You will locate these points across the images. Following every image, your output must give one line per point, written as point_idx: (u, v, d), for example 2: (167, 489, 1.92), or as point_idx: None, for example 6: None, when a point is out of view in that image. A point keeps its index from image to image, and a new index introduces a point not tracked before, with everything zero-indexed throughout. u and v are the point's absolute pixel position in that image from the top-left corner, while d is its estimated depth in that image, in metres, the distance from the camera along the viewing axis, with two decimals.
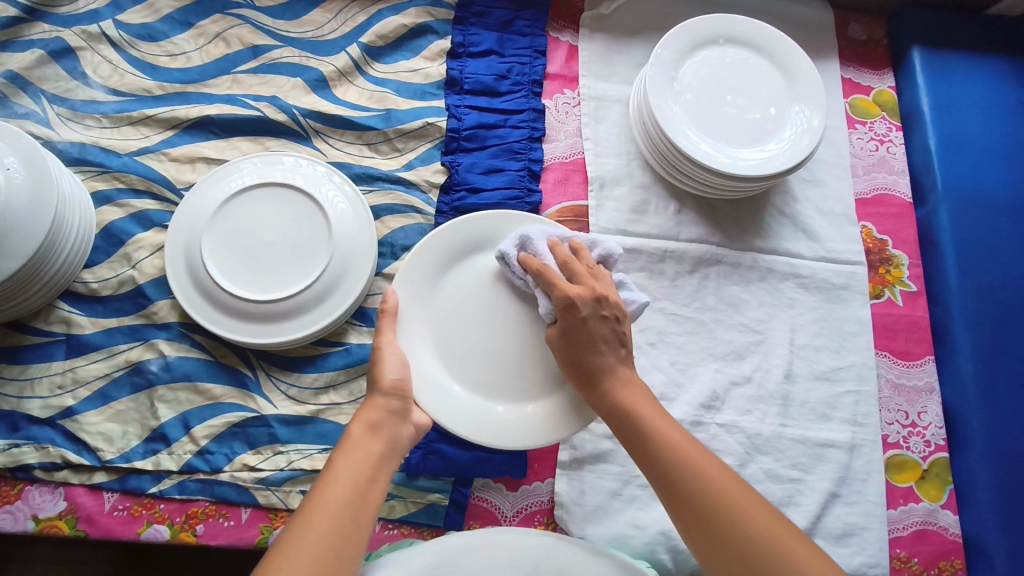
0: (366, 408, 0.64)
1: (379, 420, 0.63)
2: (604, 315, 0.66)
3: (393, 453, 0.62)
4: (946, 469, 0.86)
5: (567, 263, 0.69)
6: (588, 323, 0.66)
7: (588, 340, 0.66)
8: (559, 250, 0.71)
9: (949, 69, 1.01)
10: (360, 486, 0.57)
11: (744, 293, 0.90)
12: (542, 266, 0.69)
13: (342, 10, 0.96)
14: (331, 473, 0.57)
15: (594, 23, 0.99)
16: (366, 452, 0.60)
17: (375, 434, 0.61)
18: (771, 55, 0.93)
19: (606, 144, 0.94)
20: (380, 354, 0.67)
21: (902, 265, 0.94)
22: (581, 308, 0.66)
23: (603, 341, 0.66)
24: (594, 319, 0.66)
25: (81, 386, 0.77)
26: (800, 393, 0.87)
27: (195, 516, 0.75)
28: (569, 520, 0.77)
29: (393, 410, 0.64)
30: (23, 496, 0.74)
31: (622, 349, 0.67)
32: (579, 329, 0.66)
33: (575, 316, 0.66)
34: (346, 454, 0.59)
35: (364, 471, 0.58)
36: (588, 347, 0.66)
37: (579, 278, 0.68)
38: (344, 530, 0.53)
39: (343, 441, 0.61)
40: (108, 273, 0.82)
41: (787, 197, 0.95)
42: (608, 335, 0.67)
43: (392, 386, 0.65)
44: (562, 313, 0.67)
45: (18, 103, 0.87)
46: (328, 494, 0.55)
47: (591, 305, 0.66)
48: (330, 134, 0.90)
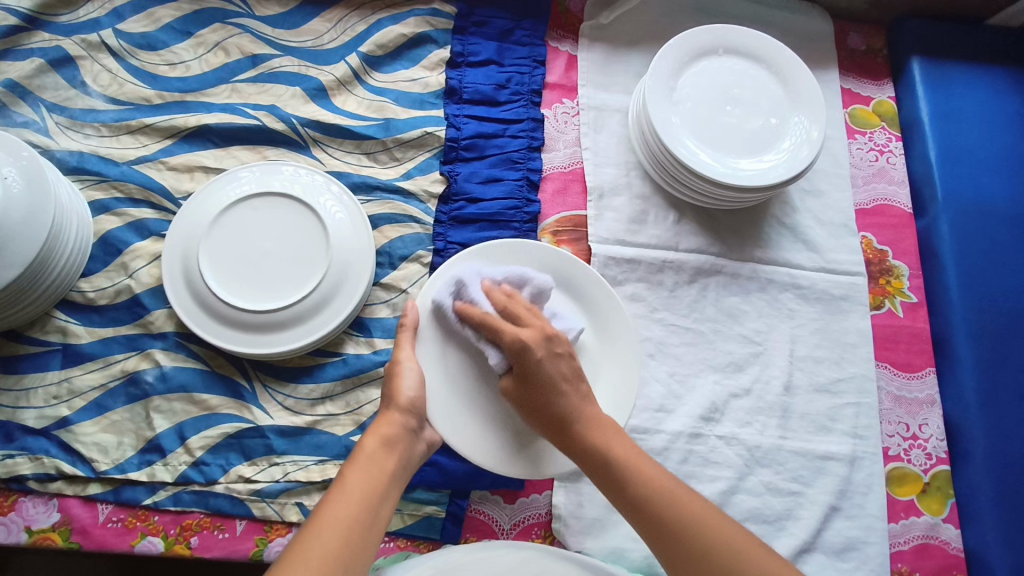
0: (381, 423, 0.64)
1: (394, 436, 0.63)
2: (558, 352, 0.65)
3: (405, 471, 0.62)
4: (947, 483, 0.85)
5: (506, 308, 0.67)
6: (544, 364, 0.64)
7: (546, 375, 0.64)
8: (495, 297, 0.68)
9: (950, 80, 1.01)
10: (373, 498, 0.57)
11: (743, 304, 0.89)
12: (483, 315, 0.67)
13: (342, 19, 0.96)
14: (345, 484, 0.58)
15: (594, 32, 0.99)
16: (380, 467, 0.60)
17: (389, 450, 0.61)
18: (770, 65, 0.93)
19: (605, 154, 0.94)
20: (395, 371, 0.67)
21: (903, 276, 0.94)
22: (536, 350, 0.64)
23: (562, 377, 0.64)
24: (548, 359, 0.64)
25: (77, 396, 0.77)
26: (800, 405, 0.86)
27: (189, 528, 0.74)
28: (567, 533, 0.76)
29: (408, 426, 0.64)
30: (17, 507, 0.73)
31: (579, 380, 0.65)
32: (535, 371, 0.64)
33: (529, 359, 0.64)
34: (359, 467, 0.59)
35: (376, 486, 0.58)
36: (546, 385, 0.64)
37: (525, 320, 0.66)
38: (356, 540, 0.53)
39: (358, 453, 0.61)
40: (105, 282, 0.81)
41: (787, 207, 0.94)
42: (563, 371, 0.65)
43: (408, 402, 0.65)
44: (515, 359, 0.64)
45: (17, 112, 0.87)
46: (343, 504, 0.55)
47: (543, 343, 0.65)
48: (329, 143, 0.90)
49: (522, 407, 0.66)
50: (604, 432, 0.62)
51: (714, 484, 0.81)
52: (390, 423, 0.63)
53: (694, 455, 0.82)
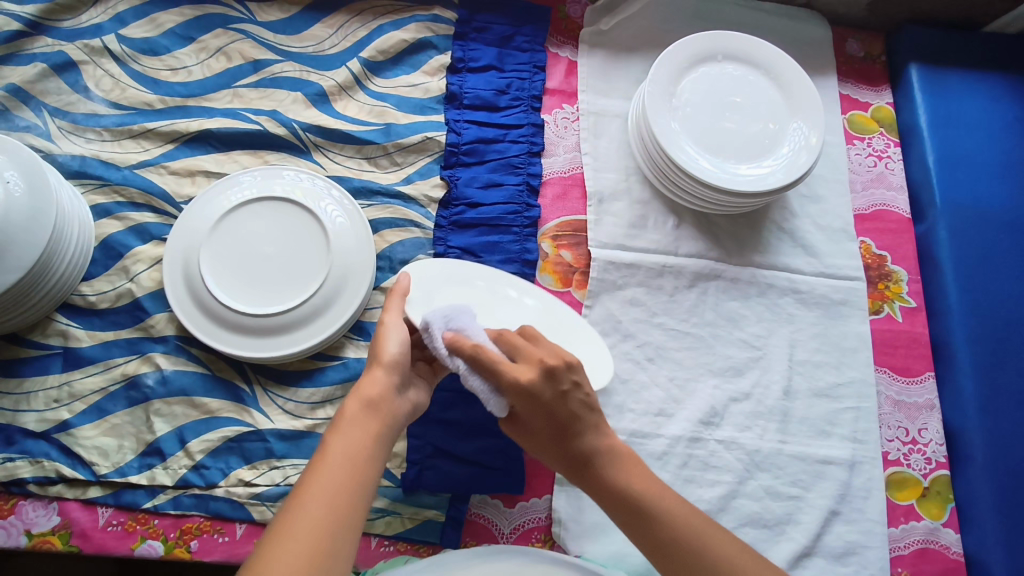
0: (365, 383, 0.60)
1: (379, 396, 0.59)
2: (573, 383, 0.60)
3: (389, 431, 0.59)
4: (947, 487, 0.85)
5: (504, 339, 0.62)
6: (554, 406, 0.59)
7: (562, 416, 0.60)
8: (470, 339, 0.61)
9: (948, 86, 1.01)
10: (356, 467, 0.54)
11: (742, 309, 0.90)
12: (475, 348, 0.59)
13: (343, 25, 0.96)
14: (325, 454, 0.54)
15: (594, 38, 1.00)
16: (363, 431, 0.56)
17: (373, 412, 0.58)
18: (768, 71, 0.94)
19: (605, 159, 0.94)
20: (383, 329, 0.64)
21: (901, 281, 0.94)
22: (543, 391, 0.59)
23: (574, 416, 0.61)
24: (558, 399, 0.60)
25: (78, 399, 0.77)
26: (799, 410, 0.86)
27: (189, 531, 0.74)
28: (566, 537, 0.76)
29: (392, 383, 0.60)
30: (16, 510, 0.73)
31: (591, 413, 0.62)
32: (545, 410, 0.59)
33: (537, 402, 0.59)
34: (340, 434, 0.56)
35: (356, 452, 0.55)
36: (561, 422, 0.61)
37: (523, 356, 0.61)
38: (339, 517, 0.51)
39: (338, 419, 0.57)
40: (106, 285, 0.82)
41: (786, 212, 0.95)
42: (575, 408, 0.61)
43: (395, 359, 0.62)
44: (520, 401, 0.59)
45: (19, 117, 0.87)
46: (321, 479, 0.52)
47: (546, 383, 0.59)
48: (330, 148, 0.91)
49: (534, 444, 0.64)
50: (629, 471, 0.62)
51: (713, 488, 0.81)
52: (373, 382, 0.60)
53: (693, 460, 0.82)
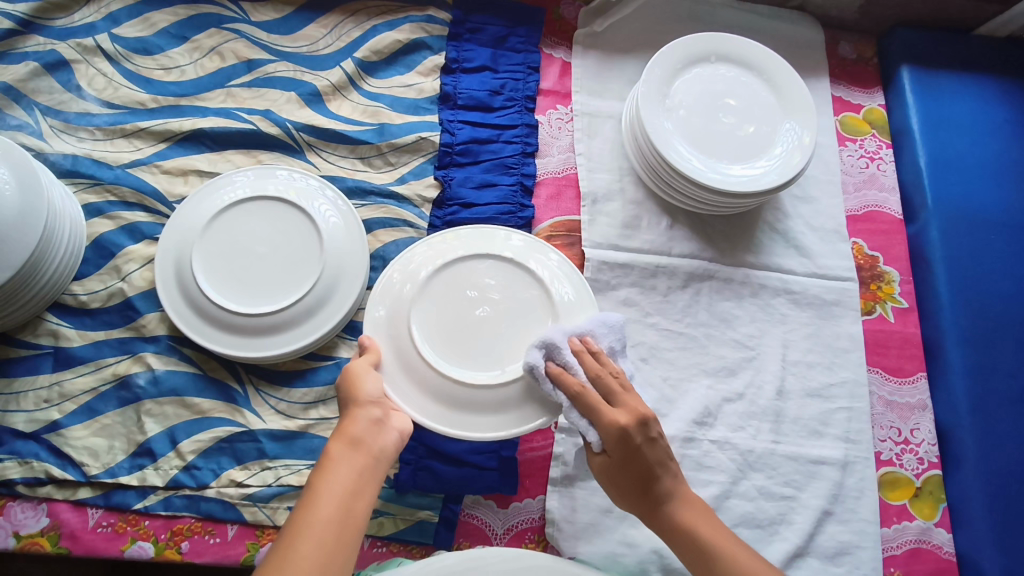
0: (348, 422, 0.60)
1: (362, 431, 0.59)
2: (654, 436, 0.63)
3: (379, 463, 0.58)
4: (939, 487, 0.85)
5: (597, 379, 0.64)
6: (643, 451, 0.62)
7: (633, 475, 0.63)
8: (591, 360, 0.66)
9: (938, 88, 1.02)
10: (344, 499, 0.54)
11: (736, 309, 0.90)
12: (580, 388, 0.64)
13: (338, 25, 0.96)
14: (313, 492, 0.54)
15: (588, 39, 1.00)
16: (350, 467, 0.56)
17: (357, 448, 0.58)
18: (760, 72, 0.94)
19: (599, 160, 0.94)
20: (353, 373, 0.65)
21: (894, 282, 0.95)
22: (633, 438, 0.62)
23: (658, 466, 0.63)
24: (648, 445, 0.62)
25: (68, 399, 0.77)
26: (793, 410, 0.86)
27: (180, 533, 0.73)
28: (560, 538, 0.76)
29: (374, 419, 0.61)
30: (5, 512, 0.72)
31: (671, 462, 0.64)
32: (636, 457, 0.62)
33: (629, 445, 0.62)
34: (326, 467, 0.56)
35: (341, 480, 0.55)
36: (642, 474, 0.62)
37: (618, 399, 0.64)
38: (331, 548, 0.51)
39: (324, 459, 0.57)
40: (97, 285, 0.81)
41: (779, 213, 0.95)
42: (662, 455, 0.63)
43: (368, 397, 0.62)
44: (614, 444, 0.62)
45: (11, 115, 0.87)
46: (309, 512, 0.53)
47: (640, 429, 0.62)
48: (323, 147, 0.91)
49: (618, 491, 0.65)
50: (692, 508, 0.64)
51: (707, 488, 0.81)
52: (354, 420, 0.60)
53: (686, 459, 0.82)
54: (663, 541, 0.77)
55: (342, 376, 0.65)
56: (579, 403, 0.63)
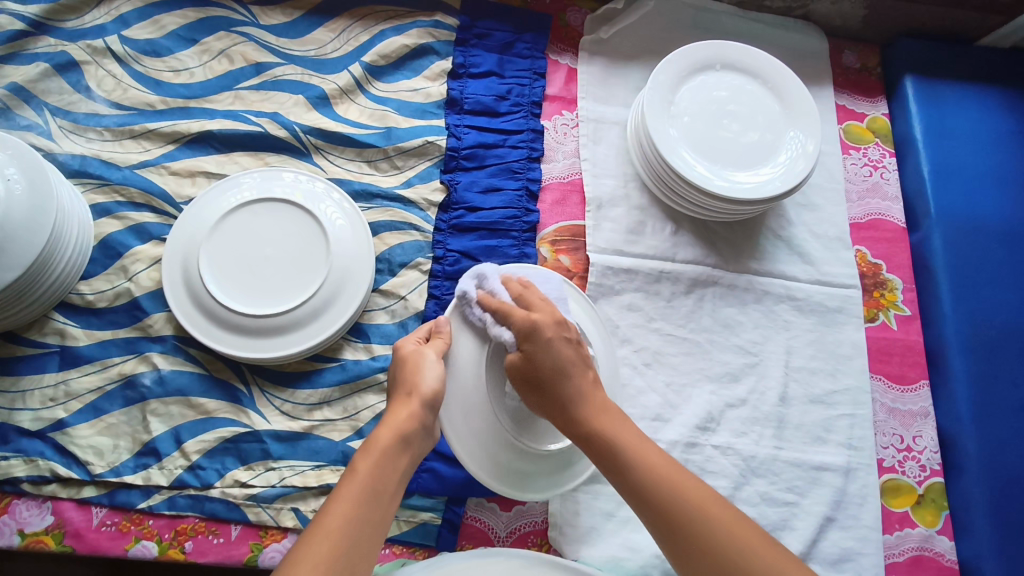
0: (397, 413, 0.60)
1: (412, 431, 0.60)
2: (568, 337, 0.65)
3: (412, 469, 0.60)
4: (941, 495, 0.86)
5: (522, 297, 0.67)
6: (554, 344, 0.63)
7: (542, 369, 0.63)
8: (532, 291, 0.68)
9: (941, 98, 1.03)
10: (383, 497, 0.55)
11: (739, 315, 0.90)
12: (501, 303, 0.66)
13: (346, 29, 0.97)
14: (357, 480, 0.55)
15: (593, 46, 1.01)
16: (394, 466, 0.57)
17: (403, 447, 0.58)
18: (765, 80, 0.95)
19: (604, 166, 0.95)
20: (414, 362, 0.64)
21: (897, 289, 0.95)
22: (545, 331, 0.63)
23: (567, 365, 0.63)
24: (558, 339, 0.64)
25: (74, 398, 0.77)
26: (796, 416, 0.87)
27: (184, 532, 0.73)
28: (563, 541, 0.76)
29: (424, 422, 0.61)
30: (9, 509, 0.72)
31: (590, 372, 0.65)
32: (546, 350, 0.63)
33: (540, 339, 0.63)
34: (372, 460, 0.56)
35: (381, 475, 0.56)
36: (550, 368, 0.63)
37: (538, 305, 0.66)
38: (366, 542, 0.52)
39: (370, 447, 0.57)
40: (105, 284, 0.82)
41: (782, 220, 0.96)
42: (569, 353, 0.64)
43: (430, 395, 0.62)
44: (525, 340, 0.63)
45: (20, 115, 0.87)
46: (351, 503, 0.53)
47: (553, 325, 0.64)
48: (330, 150, 0.91)
49: (525, 388, 0.64)
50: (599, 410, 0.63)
51: None
52: (409, 415, 0.60)
53: (689, 465, 0.82)
54: None
55: (406, 360, 0.65)
56: (498, 314, 0.66)
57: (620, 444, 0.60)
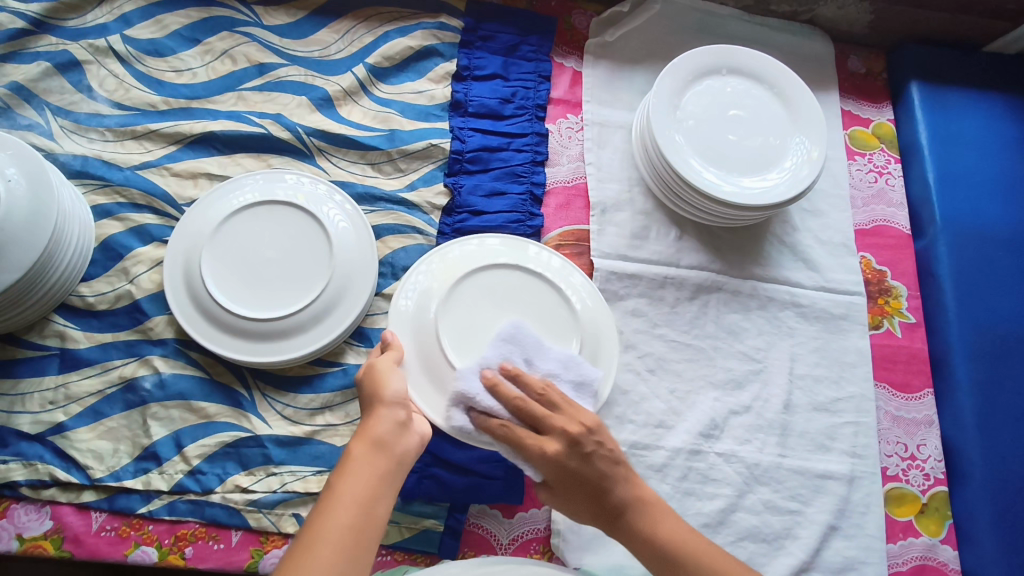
0: (372, 422, 0.59)
1: (385, 434, 0.58)
2: (587, 452, 0.61)
3: (401, 468, 0.58)
4: (945, 504, 0.85)
5: (525, 407, 0.63)
6: (579, 472, 0.61)
7: (583, 494, 0.61)
8: (507, 388, 0.64)
9: (947, 104, 1.02)
10: (364, 506, 0.53)
11: (743, 322, 0.90)
12: (504, 428, 0.62)
13: (350, 30, 0.96)
14: (333, 494, 0.54)
15: (598, 49, 1.00)
16: (372, 471, 0.55)
17: (380, 451, 0.57)
18: (771, 85, 0.94)
19: (608, 169, 0.94)
20: (377, 371, 0.64)
21: (901, 297, 0.95)
22: (568, 462, 0.60)
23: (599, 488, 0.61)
24: (583, 463, 0.61)
25: (73, 401, 0.76)
26: (799, 424, 0.86)
27: (184, 538, 0.73)
28: (565, 549, 0.76)
29: (397, 421, 0.60)
30: (8, 514, 0.72)
31: (619, 467, 0.62)
32: (576, 478, 0.61)
33: (565, 471, 0.61)
34: (347, 473, 0.55)
35: (354, 483, 0.54)
36: (593, 490, 0.61)
37: (546, 424, 0.62)
38: (349, 555, 0.51)
39: (346, 460, 0.56)
40: (105, 286, 0.81)
41: (787, 226, 0.95)
42: (603, 467, 0.61)
43: (395, 397, 0.61)
44: (551, 476, 0.61)
45: (21, 114, 0.87)
46: (328, 519, 0.52)
47: (570, 451, 0.61)
48: (333, 152, 0.91)
49: (570, 508, 0.63)
50: (649, 512, 0.62)
51: (713, 501, 0.81)
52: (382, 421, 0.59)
53: (693, 472, 0.82)
54: None
55: (365, 373, 0.64)
56: (502, 434, 0.63)
57: (670, 543, 0.61)
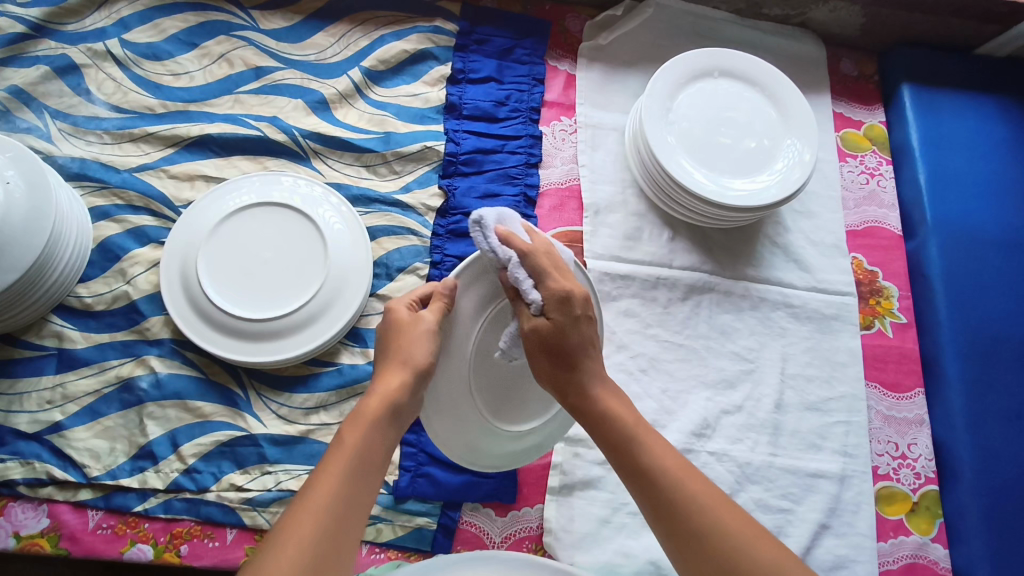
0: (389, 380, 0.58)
1: (404, 402, 0.57)
2: (591, 315, 0.61)
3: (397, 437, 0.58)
4: (936, 502, 0.86)
5: (544, 250, 0.61)
6: (579, 325, 0.60)
7: (569, 345, 0.59)
8: (536, 235, 0.62)
9: (938, 106, 1.03)
10: (368, 470, 0.53)
11: (735, 321, 0.90)
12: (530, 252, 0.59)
13: (346, 34, 0.98)
14: (344, 450, 0.53)
15: (591, 53, 1.01)
16: (381, 438, 0.55)
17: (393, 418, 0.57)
18: (763, 88, 0.95)
19: (601, 171, 0.95)
20: (414, 337, 0.59)
21: (893, 297, 0.95)
22: (575, 307, 0.59)
23: (589, 344, 0.60)
24: (583, 321, 0.60)
25: (71, 401, 0.77)
26: (791, 423, 0.87)
27: (179, 536, 0.74)
28: (558, 547, 0.76)
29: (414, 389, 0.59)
30: (5, 512, 0.72)
31: (596, 345, 0.62)
32: (572, 329, 0.59)
33: (569, 314, 0.59)
34: (360, 432, 0.54)
35: (365, 457, 0.53)
36: (574, 347, 0.59)
37: (563, 272, 0.61)
38: (351, 516, 0.50)
39: (359, 415, 0.56)
40: (102, 288, 0.82)
41: (779, 227, 0.96)
42: (591, 335, 0.61)
43: (425, 366, 0.59)
44: (553, 310, 0.59)
45: (20, 118, 0.88)
46: (339, 476, 0.51)
47: (581, 302, 0.60)
48: (329, 155, 0.91)
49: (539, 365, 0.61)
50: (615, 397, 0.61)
51: None
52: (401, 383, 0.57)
53: None
54: (660, 552, 0.77)
55: (404, 333, 0.60)
56: (528, 258, 0.59)
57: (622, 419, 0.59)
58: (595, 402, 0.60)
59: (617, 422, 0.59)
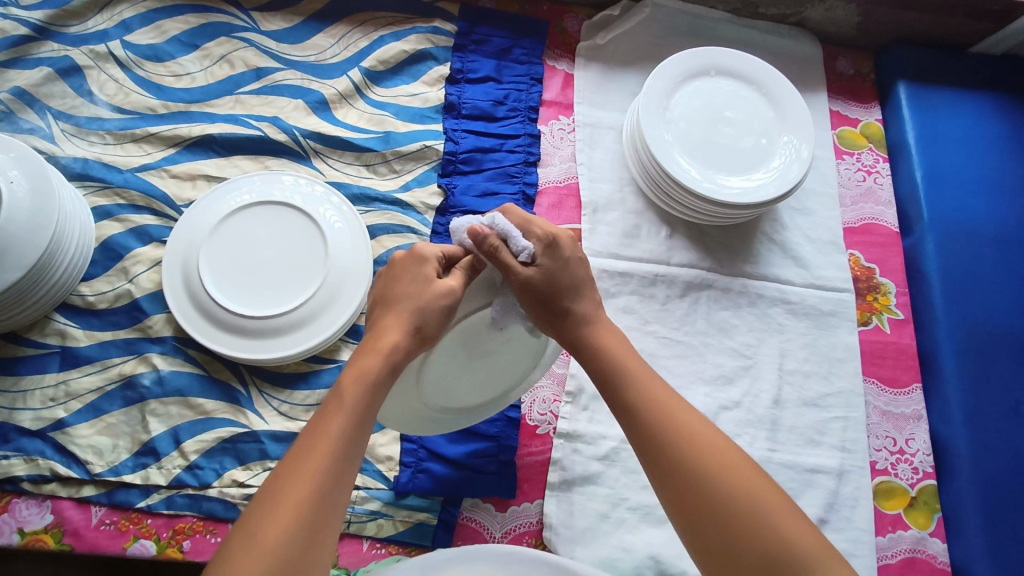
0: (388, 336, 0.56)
1: (401, 359, 0.55)
2: (580, 256, 0.63)
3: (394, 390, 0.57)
4: (933, 497, 0.86)
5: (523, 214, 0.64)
6: (571, 265, 0.62)
7: (563, 287, 0.61)
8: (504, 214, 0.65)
9: (934, 104, 1.04)
10: (364, 424, 0.52)
11: (733, 318, 0.91)
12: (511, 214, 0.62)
13: (345, 35, 0.98)
14: (340, 403, 0.52)
15: (589, 52, 1.02)
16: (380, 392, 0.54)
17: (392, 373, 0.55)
18: (760, 86, 0.96)
19: (599, 170, 0.96)
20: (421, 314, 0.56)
21: (890, 293, 0.96)
22: (564, 248, 0.62)
23: (582, 284, 0.62)
24: (575, 261, 0.62)
25: (74, 398, 0.78)
26: (789, 418, 0.87)
27: (182, 531, 0.74)
28: (557, 541, 0.77)
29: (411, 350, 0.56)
30: (9, 508, 0.73)
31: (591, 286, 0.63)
32: (565, 270, 0.61)
33: (559, 255, 0.61)
34: (360, 383, 0.53)
35: (358, 419, 0.52)
36: (569, 287, 0.61)
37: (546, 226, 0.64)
38: (342, 470, 0.50)
39: (358, 367, 0.54)
40: (105, 286, 0.83)
41: (776, 224, 0.97)
42: (584, 275, 0.63)
43: (424, 336, 0.56)
44: (545, 254, 0.60)
45: (23, 119, 0.88)
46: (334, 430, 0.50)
47: (567, 244, 0.62)
48: (329, 154, 0.92)
49: (541, 315, 0.60)
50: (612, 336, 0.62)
51: None
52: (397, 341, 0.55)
53: None
54: (660, 547, 0.77)
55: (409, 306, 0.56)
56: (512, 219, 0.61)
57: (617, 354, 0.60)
58: (591, 341, 0.61)
59: (610, 356, 0.60)
